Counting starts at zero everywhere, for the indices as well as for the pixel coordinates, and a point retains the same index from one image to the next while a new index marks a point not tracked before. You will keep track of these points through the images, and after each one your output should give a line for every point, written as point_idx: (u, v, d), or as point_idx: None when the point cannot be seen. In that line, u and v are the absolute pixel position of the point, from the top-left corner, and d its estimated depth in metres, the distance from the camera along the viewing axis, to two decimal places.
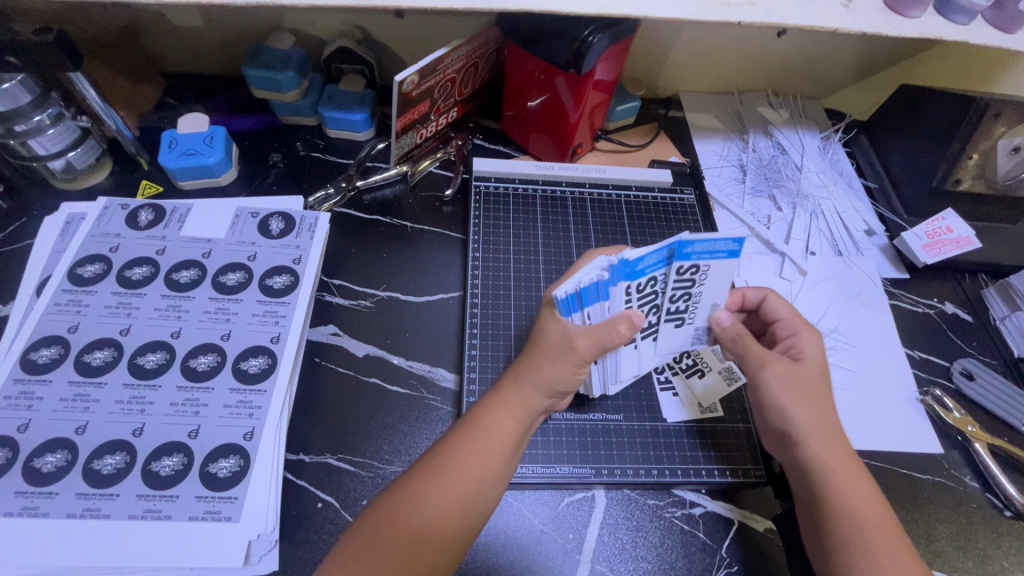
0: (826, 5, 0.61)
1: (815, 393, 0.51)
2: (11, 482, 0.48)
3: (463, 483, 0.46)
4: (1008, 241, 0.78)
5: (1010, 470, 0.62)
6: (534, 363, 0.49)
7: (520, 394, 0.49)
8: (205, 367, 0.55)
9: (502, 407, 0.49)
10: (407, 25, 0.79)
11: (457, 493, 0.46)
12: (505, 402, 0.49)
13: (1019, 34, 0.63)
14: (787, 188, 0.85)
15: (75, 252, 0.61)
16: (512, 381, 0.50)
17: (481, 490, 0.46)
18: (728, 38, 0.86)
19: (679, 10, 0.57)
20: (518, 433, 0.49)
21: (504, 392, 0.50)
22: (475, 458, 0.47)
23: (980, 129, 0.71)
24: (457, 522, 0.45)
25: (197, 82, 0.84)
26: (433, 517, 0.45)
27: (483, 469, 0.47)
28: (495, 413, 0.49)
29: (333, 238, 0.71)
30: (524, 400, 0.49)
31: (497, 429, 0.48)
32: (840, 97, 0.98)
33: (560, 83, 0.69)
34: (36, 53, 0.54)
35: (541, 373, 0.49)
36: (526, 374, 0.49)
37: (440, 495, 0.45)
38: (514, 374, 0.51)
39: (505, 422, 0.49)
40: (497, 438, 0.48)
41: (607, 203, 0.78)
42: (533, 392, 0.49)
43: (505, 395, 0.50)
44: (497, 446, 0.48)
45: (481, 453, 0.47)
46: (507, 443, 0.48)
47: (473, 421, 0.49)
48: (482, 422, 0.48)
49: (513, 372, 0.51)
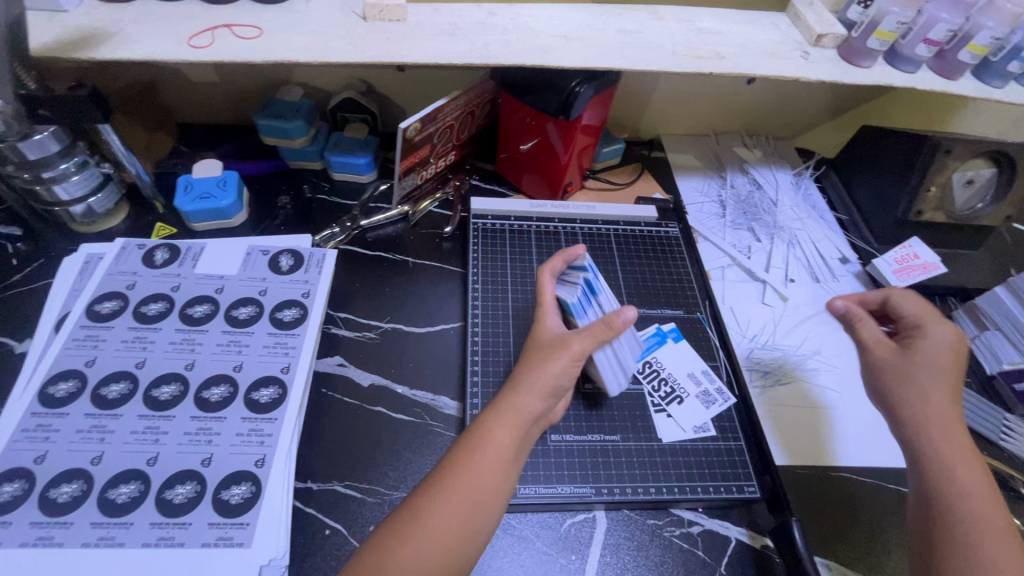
0: (788, 57, 0.68)
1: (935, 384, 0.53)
2: (27, 513, 0.49)
3: (464, 493, 0.47)
4: (972, 266, 0.84)
5: (992, 482, 0.65)
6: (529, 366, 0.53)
7: (513, 399, 0.51)
8: (217, 398, 0.57)
9: (499, 413, 0.51)
10: (408, 78, 0.85)
11: (461, 505, 0.47)
12: (500, 410, 0.51)
13: (961, 81, 0.70)
14: (764, 221, 0.91)
15: (92, 290, 0.64)
16: (511, 392, 0.52)
17: (484, 502, 0.48)
18: (703, 87, 0.94)
19: (657, 63, 0.64)
20: (516, 441, 0.50)
21: (503, 403, 0.51)
22: (477, 468, 0.48)
23: (935, 165, 0.78)
24: (463, 537, 0.46)
25: (209, 131, 0.89)
26: (439, 532, 0.46)
27: (488, 480, 0.48)
28: (495, 422, 0.50)
29: (338, 274, 0.75)
30: (519, 405, 0.51)
31: (498, 437, 0.50)
32: (808, 137, 1.06)
33: (550, 129, 0.75)
34: (69, 107, 0.58)
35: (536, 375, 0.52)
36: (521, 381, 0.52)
37: (440, 508, 0.47)
38: (510, 385, 0.53)
39: (503, 430, 0.50)
40: (498, 444, 0.49)
41: (597, 237, 0.83)
42: (525, 395, 0.51)
43: (501, 402, 0.52)
44: (498, 457, 0.49)
45: (482, 462, 0.49)
46: (507, 451, 0.50)
47: (474, 432, 0.50)
48: (480, 430, 0.50)
49: (513, 382, 0.53)
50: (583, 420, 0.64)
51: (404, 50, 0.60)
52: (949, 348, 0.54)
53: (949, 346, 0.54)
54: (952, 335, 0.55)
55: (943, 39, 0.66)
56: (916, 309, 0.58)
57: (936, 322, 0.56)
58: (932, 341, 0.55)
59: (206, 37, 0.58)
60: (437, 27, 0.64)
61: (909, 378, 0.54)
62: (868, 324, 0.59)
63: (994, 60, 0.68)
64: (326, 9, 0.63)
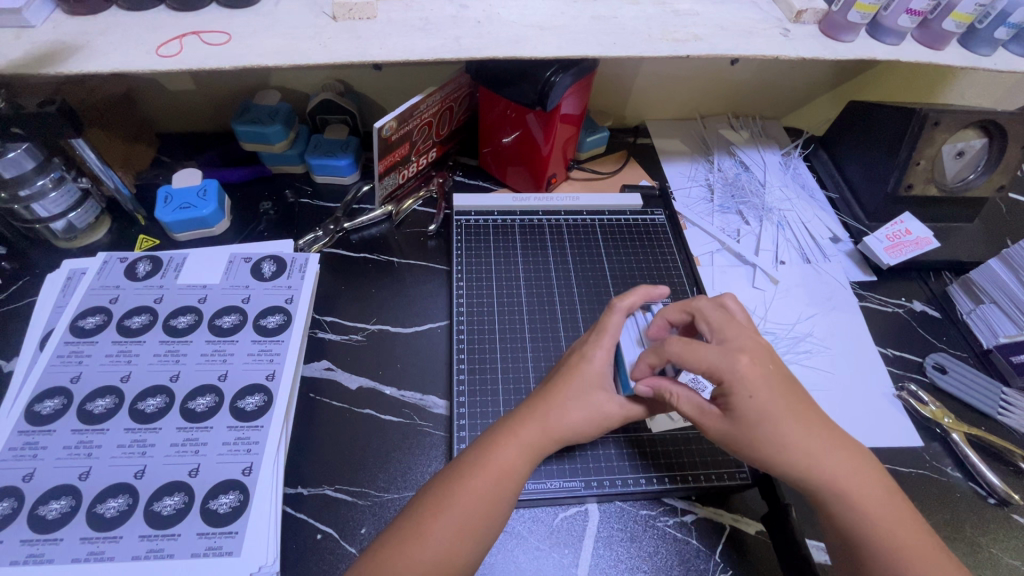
0: (767, 35, 0.66)
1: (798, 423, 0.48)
2: (17, 531, 0.49)
3: (469, 511, 0.48)
4: (966, 239, 0.83)
5: (990, 458, 0.64)
6: (555, 402, 0.54)
7: (525, 427, 0.53)
8: (203, 408, 0.57)
9: (514, 439, 0.52)
10: (385, 75, 0.85)
11: (465, 522, 0.47)
12: (512, 435, 0.52)
13: (946, 51, 0.68)
14: (752, 203, 0.89)
15: (75, 306, 0.64)
16: (525, 417, 0.53)
17: (488, 520, 0.48)
18: (686, 70, 0.93)
19: (632, 48, 0.63)
20: (524, 464, 0.51)
21: (517, 428, 0.53)
22: (486, 488, 0.49)
23: (924, 138, 0.76)
24: (467, 555, 0.47)
25: (190, 140, 0.89)
26: (447, 548, 0.46)
27: (493, 499, 0.49)
28: (507, 446, 0.51)
29: (323, 278, 0.74)
30: (536, 436, 0.53)
31: (504, 459, 0.51)
32: (796, 115, 1.04)
33: (530, 120, 0.74)
34: (40, 124, 0.58)
35: (559, 414, 0.53)
36: (544, 414, 0.53)
37: (444, 526, 0.47)
38: (528, 412, 0.54)
39: (512, 453, 0.51)
40: (507, 467, 0.50)
41: (583, 228, 0.83)
42: (540, 427, 0.53)
43: (518, 428, 0.53)
44: (506, 477, 0.50)
45: (487, 481, 0.49)
46: (515, 473, 0.51)
47: (479, 454, 0.51)
48: (489, 452, 0.51)
49: (530, 408, 0.54)
50: None
51: (375, 49, 0.59)
52: (755, 389, 0.48)
53: (778, 382, 0.49)
54: (748, 369, 0.48)
55: (925, 9, 0.64)
56: (699, 361, 0.48)
57: (728, 362, 0.48)
58: (740, 385, 0.48)
59: (175, 45, 0.57)
60: (407, 23, 0.63)
61: (755, 439, 0.48)
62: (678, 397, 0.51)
63: (980, 27, 0.67)
64: (295, 11, 0.62)
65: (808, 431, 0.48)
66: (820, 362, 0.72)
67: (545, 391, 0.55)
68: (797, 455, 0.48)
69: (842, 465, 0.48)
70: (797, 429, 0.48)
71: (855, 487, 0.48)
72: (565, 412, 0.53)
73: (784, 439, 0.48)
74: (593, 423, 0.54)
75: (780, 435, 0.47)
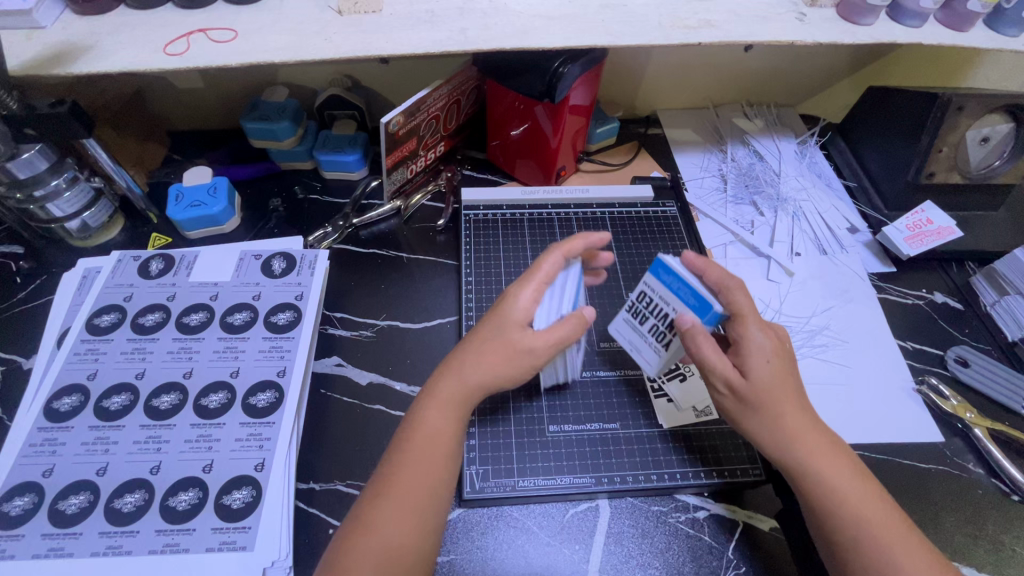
0: (782, 21, 0.64)
1: (788, 395, 0.50)
2: (39, 525, 0.51)
3: (413, 489, 0.48)
4: (991, 228, 0.80)
5: (1013, 453, 0.62)
6: (467, 357, 0.52)
7: (444, 387, 0.52)
8: (215, 404, 0.58)
9: (434, 402, 0.51)
10: (393, 70, 0.84)
11: (410, 502, 0.47)
12: (434, 398, 0.51)
13: (972, 33, 0.65)
14: (767, 193, 0.87)
15: (91, 304, 0.65)
16: (444, 378, 0.52)
17: (433, 494, 0.48)
18: (698, 57, 0.90)
19: (642, 37, 0.61)
20: (450, 425, 0.51)
21: (436, 390, 0.52)
22: (421, 461, 0.49)
23: (947, 123, 0.74)
24: (420, 534, 0.47)
25: (201, 137, 0.90)
26: (397, 530, 0.46)
27: (432, 471, 0.49)
28: (431, 412, 0.51)
29: (333, 274, 0.74)
30: (456, 395, 0.51)
31: (431, 425, 0.50)
32: (814, 102, 1.02)
33: (539, 112, 0.73)
34: (52, 125, 0.58)
35: (474, 368, 0.52)
36: (458, 372, 0.52)
37: (392, 512, 0.46)
38: (442, 371, 0.53)
39: (437, 416, 0.51)
40: (432, 432, 0.50)
41: (593, 221, 0.82)
42: (461, 386, 0.51)
43: (438, 394, 0.52)
44: (437, 441, 0.50)
45: (423, 452, 0.49)
46: (446, 435, 0.50)
47: (410, 425, 0.51)
48: (418, 423, 0.50)
49: (448, 368, 0.53)
50: (581, 410, 0.64)
51: (381, 42, 0.59)
52: (772, 356, 0.50)
53: (777, 353, 0.51)
54: (761, 338, 0.50)
55: None
56: (740, 317, 0.51)
57: (753, 327, 0.50)
58: (761, 352, 0.50)
59: (182, 43, 0.57)
60: (413, 15, 0.62)
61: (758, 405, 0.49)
62: (712, 354, 0.49)
63: (1008, 6, 0.64)
64: (301, 6, 0.62)
65: (791, 407, 0.50)
66: (835, 356, 0.71)
67: (460, 347, 0.54)
68: (788, 428, 0.49)
69: (822, 443, 0.50)
70: (789, 404, 0.50)
71: (833, 468, 0.49)
72: (475, 360, 0.52)
73: (776, 412, 0.49)
74: (511, 369, 0.52)
75: (777, 406, 0.50)
